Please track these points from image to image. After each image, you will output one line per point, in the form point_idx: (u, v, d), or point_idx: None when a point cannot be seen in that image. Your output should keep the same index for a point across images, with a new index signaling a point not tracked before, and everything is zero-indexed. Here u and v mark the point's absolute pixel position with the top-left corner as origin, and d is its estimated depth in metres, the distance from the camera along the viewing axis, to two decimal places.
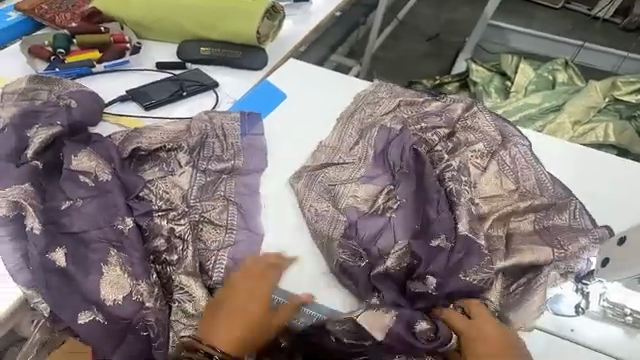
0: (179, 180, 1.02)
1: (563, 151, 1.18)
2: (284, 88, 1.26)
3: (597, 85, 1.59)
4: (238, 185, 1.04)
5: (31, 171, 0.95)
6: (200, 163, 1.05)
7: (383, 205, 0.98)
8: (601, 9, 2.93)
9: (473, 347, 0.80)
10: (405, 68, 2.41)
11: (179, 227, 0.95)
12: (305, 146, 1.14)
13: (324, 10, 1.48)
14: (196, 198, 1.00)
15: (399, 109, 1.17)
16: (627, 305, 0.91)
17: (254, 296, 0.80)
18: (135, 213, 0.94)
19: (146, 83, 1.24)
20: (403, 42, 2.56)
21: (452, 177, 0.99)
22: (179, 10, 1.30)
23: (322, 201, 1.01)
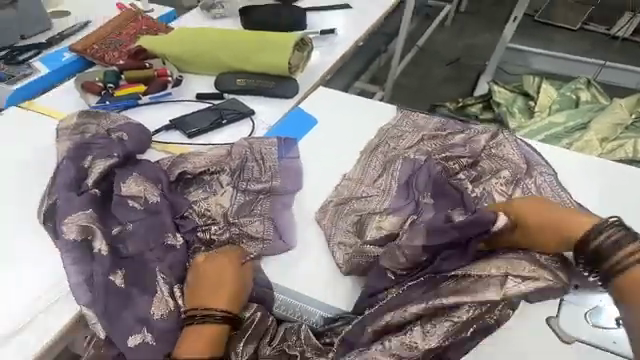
0: (221, 200, 1.10)
1: (594, 166, 1.19)
2: (315, 114, 1.34)
3: (621, 102, 1.61)
4: (274, 203, 1.12)
5: (92, 199, 1.05)
6: (240, 184, 1.13)
7: (408, 233, 0.99)
8: (620, 29, 2.97)
9: (525, 221, 0.87)
10: (427, 93, 2.47)
11: (222, 239, 1.04)
12: (333, 174, 1.21)
13: (349, 39, 1.55)
14: (235, 215, 1.07)
15: (422, 143, 1.22)
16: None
17: (212, 274, 0.93)
18: (182, 230, 1.05)
19: (189, 112, 1.35)
20: (425, 67, 2.62)
21: (481, 203, 1.03)
22: (217, 44, 1.40)
23: (347, 236, 1.04)
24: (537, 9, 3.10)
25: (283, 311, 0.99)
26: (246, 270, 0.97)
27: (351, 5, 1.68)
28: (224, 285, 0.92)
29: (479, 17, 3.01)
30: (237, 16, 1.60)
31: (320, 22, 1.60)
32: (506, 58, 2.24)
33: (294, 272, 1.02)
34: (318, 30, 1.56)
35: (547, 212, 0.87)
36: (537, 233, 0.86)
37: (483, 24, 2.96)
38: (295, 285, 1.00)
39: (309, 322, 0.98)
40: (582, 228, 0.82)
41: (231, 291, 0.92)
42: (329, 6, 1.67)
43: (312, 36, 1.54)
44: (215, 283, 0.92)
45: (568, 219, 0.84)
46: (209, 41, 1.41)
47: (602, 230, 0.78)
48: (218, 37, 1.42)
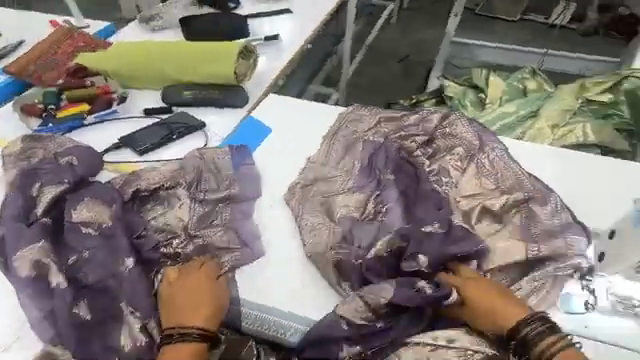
0: (180, 213, 1.10)
1: (553, 156, 1.19)
2: (269, 123, 1.32)
3: (566, 89, 1.60)
4: (234, 212, 1.13)
5: (42, 228, 1.00)
6: (198, 194, 1.14)
7: (373, 209, 1.07)
8: (557, 16, 3.03)
9: (473, 300, 0.91)
10: (381, 90, 2.49)
11: (187, 252, 1.06)
12: (287, 174, 1.21)
13: (295, 44, 1.53)
14: (196, 228, 1.10)
15: (380, 125, 1.23)
16: (635, 297, 0.93)
17: (190, 292, 0.95)
18: (143, 248, 1.04)
19: (138, 129, 1.31)
20: (376, 67, 2.63)
21: (437, 180, 1.08)
22: (159, 57, 1.37)
23: (317, 213, 1.11)
24: (478, 3, 3.14)
25: (253, 325, 1.01)
26: (220, 286, 0.99)
27: (292, 9, 1.65)
28: (201, 303, 0.94)
29: (423, 14, 3.03)
30: (177, 26, 1.55)
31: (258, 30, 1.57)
32: (454, 52, 2.26)
33: (263, 280, 1.04)
34: (262, 37, 1.53)
35: (488, 293, 0.91)
36: (479, 314, 0.90)
37: (428, 20, 2.99)
38: (263, 294, 1.02)
39: (280, 335, 0.99)
40: (514, 318, 0.88)
41: (207, 307, 0.94)
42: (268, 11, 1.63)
43: (256, 44, 1.52)
44: (191, 300, 0.94)
45: (503, 307, 0.90)
46: (152, 56, 1.37)
47: (531, 324, 0.86)
48: (161, 49, 1.38)
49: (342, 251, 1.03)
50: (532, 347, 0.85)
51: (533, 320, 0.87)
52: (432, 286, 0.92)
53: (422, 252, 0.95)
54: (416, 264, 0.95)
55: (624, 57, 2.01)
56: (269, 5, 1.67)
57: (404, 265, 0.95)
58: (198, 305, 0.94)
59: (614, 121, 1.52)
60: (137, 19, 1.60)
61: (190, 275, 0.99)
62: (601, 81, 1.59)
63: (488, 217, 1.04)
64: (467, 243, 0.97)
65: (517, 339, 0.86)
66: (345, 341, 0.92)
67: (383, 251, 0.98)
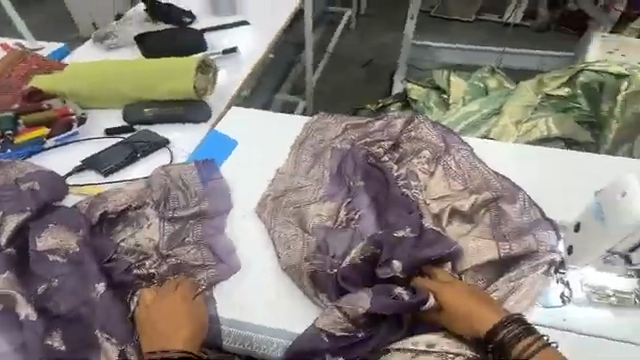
0: (149, 233, 1.08)
1: (518, 152, 1.21)
2: (234, 136, 1.30)
3: (526, 86, 1.61)
4: (206, 227, 1.11)
5: (6, 259, 0.99)
6: (167, 212, 1.11)
7: (345, 217, 1.06)
8: (511, 15, 3.06)
9: (449, 303, 0.90)
10: (345, 96, 2.50)
11: (161, 272, 1.04)
12: (256, 186, 1.19)
13: (254, 55, 1.51)
14: (168, 247, 1.07)
15: (347, 132, 1.22)
16: (609, 286, 0.97)
17: (167, 314, 0.94)
18: (116, 272, 1.02)
19: (101, 149, 1.27)
20: (337, 74, 2.63)
21: (406, 184, 1.08)
22: (115, 76, 1.33)
23: (290, 225, 1.09)
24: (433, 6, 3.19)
25: (236, 344, 1.00)
26: (198, 305, 0.97)
27: (248, 21, 1.62)
28: (178, 323, 0.93)
29: (380, 19, 3.04)
30: (132, 44, 1.52)
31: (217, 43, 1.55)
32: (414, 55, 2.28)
33: (240, 296, 1.02)
34: (220, 50, 1.51)
35: (464, 296, 0.91)
36: (457, 318, 0.90)
37: (388, 24, 3.01)
38: (239, 310, 1.00)
39: (266, 352, 0.98)
40: (491, 320, 0.88)
41: (185, 326, 0.93)
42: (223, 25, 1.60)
43: (214, 57, 1.49)
44: (168, 321, 0.93)
45: (479, 309, 0.89)
46: (109, 75, 1.34)
47: (507, 326, 0.86)
48: (118, 68, 1.35)
49: (316, 263, 1.02)
50: (510, 349, 0.85)
51: (510, 322, 0.87)
52: (409, 292, 0.92)
53: (396, 259, 0.95)
54: (390, 270, 0.94)
55: (577, 52, 2.06)
56: (226, 18, 1.64)
57: (379, 272, 0.95)
58: (175, 326, 0.93)
59: (575, 114, 1.53)
60: (93, 37, 1.56)
61: (164, 295, 0.98)
62: (557, 76, 1.59)
63: (459, 217, 1.04)
64: (440, 246, 0.97)
65: (495, 342, 0.86)
66: (328, 353, 0.92)
67: (359, 257, 0.98)
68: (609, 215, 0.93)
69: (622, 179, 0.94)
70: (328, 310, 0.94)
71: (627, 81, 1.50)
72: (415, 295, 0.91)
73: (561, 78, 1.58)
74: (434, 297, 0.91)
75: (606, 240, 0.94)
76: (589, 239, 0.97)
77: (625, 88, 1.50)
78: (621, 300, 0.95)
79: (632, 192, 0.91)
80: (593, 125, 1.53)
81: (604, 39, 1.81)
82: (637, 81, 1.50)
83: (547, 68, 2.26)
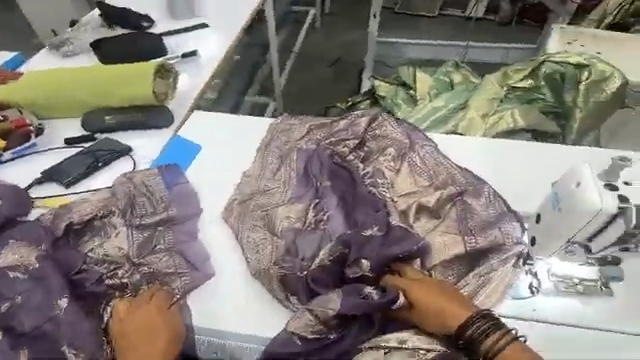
0: (117, 242, 1.06)
1: (479, 145, 1.22)
2: (199, 140, 1.28)
3: (492, 79, 1.62)
4: (177, 234, 1.09)
5: None
6: (134, 220, 1.09)
7: (314, 218, 1.05)
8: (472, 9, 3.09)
9: (419, 300, 0.89)
10: (313, 96, 2.49)
11: (133, 281, 1.02)
12: (221, 191, 1.18)
13: (215, 58, 1.50)
14: (138, 256, 1.05)
15: (312, 132, 1.21)
16: (575, 275, 0.97)
17: (140, 327, 0.93)
18: (87, 283, 0.99)
19: (61, 160, 1.25)
20: (305, 73, 2.63)
21: (373, 182, 1.07)
22: (72, 84, 1.30)
23: (258, 229, 1.08)
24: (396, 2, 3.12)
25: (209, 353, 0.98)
26: (172, 315, 0.96)
27: (208, 24, 1.60)
28: (152, 337, 0.92)
29: (344, 18, 3.03)
30: (90, 50, 1.49)
31: (179, 45, 1.53)
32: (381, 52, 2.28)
33: (214, 302, 1.00)
34: (179, 54, 1.49)
35: (434, 293, 0.90)
36: (427, 315, 0.89)
37: (353, 21, 3.01)
38: (207, 317, 0.98)
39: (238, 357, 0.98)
40: (460, 316, 0.87)
41: (159, 339, 0.92)
42: (183, 28, 1.58)
43: (174, 61, 1.47)
44: (142, 335, 0.93)
45: (449, 305, 0.88)
46: (65, 82, 1.30)
47: (476, 322, 0.85)
48: (75, 75, 1.31)
49: (285, 266, 1.00)
50: (479, 346, 0.84)
51: (478, 318, 0.85)
52: (379, 292, 0.91)
53: (365, 257, 0.94)
54: (358, 269, 0.94)
55: (537, 44, 2.08)
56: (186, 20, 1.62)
57: (347, 271, 0.94)
58: (149, 339, 0.92)
59: (540, 105, 1.55)
60: (48, 45, 1.52)
61: (138, 306, 0.96)
62: (520, 69, 1.60)
63: (425, 213, 1.04)
64: (408, 243, 0.95)
65: (464, 339, 0.85)
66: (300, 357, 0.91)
67: (327, 259, 0.95)
68: (565, 205, 0.89)
69: (580, 168, 0.90)
70: (299, 313, 0.93)
71: (588, 71, 1.52)
72: (385, 294, 0.90)
73: (524, 70, 1.59)
74: (404, 295, 0.90)
75: (564, 231, 0.90)
76: (550, 229, 0.93)
77: (585, 78, 1.52)
78: (587, 288, 0.96)
79: (586, 182, 0.87)
80: (559, 115, 1.53)
81: (562, 30, 1.83)
82: (597, 71, 1.51)
83: (510, 61, 2.27)
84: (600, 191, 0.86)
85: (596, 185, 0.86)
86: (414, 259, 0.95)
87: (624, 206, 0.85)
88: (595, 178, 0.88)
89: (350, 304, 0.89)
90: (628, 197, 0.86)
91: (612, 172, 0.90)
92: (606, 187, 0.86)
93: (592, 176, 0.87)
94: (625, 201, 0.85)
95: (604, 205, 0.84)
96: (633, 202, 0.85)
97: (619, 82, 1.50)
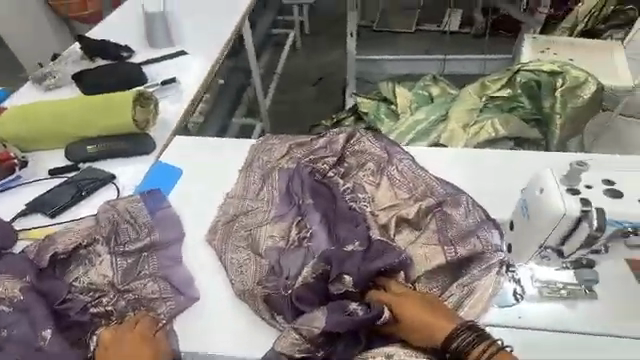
0: (102, 269, 1.06)
1: (457, 156, 1.23)
2: (182, 165, 1.29)
3: (470, 90, 1.64)
4: (161, 259, 1.09)
5: None
6: (118, 248, 1.09)
7: (297, 236, 1.05)
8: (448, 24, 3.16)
9: (404, 314, 0.89)
10: (300, 115, 2.51)
11: (119, 308, 1.01)
12: (203, 213, 1.19)
13: (194, 83, 1.52)
14: (123, 282, 1.05)
15: (292, 151, 1.23)
16: (558, 280, 0.97)
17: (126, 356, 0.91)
18: (71, 312, 0.99)
19: (46, 190, 1.26)
20: (291, 93, 2.66)
21: (353, 197, 1.08)
22: (52, 116, 1.32)
23: (241, 250, 1.08)
24: (374, 20, 3.19)
25: None
26: (158, 342, 0.94)
27: (187, 50, 1.64)
28: None
29: (325, 38, 3.08)
30: (72, 82, 1.52)
31: (160, 72, 1.56)
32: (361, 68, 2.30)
33: (201, 322, 1.01)
34: (159, 81, 1.51)
35: (418, 306, 0.89)
36: (413, 329, 0.88)
37: (334, 41, 3.06)
38: (194, 340, 0.98)
39: None
40: (445, 329, 0.86)
41: None
42: (164, 56, 1.61)
43: (153, 89, 1.49)
44: None
45: (434, 318, 0.87)
46: (45, 115, 1.32)
47: (460, 334, 0.85)
48: (54, 107, 1.33)
49: (270, 285, 1.00)
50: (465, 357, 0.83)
51: (462, 330, 0.85)
52: (364, 308, 0.90)
53: (346, 273, 0.93)
54: (342, 286, 0.93)
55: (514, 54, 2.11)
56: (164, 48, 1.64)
57: (331, 288, 0.93)
58: None
59: (520, 113, 1.55)
60: (31, 78, 1.54)
61: (123, 335, 0.94)
62: (497, 78, 1.63)
63: (405, 225, 1.05)
64: (389, 256, 0.96)
65: (450, 351, 0.84)
66: None
67: (310, 276, 0.94)
68: (533, 212, 0.90)
69: (543, 174, 0.91)
70: (285, 332, 0.91)
71: (562, 78, 1.56)
72: (369, 310, 0.89)
73: (501, 80, 1.62)
74: (389, 309, 0.90)
75: (535, 237, 0.91)
76: (524, 235, 0.94)
77: (561, 84, 1.55)
78: (571, 292, 0.96)
79: (549, 189, 0.88)
80: (539, 122, 1.54)
81: (534, 40, 1.87)
82: (571, 77, 1.56)
83: (488, 72, 2.31)
84: (563, 195, 0.86)
85: (559, 189, 0.87)
86: (395, 272, 0.96)
87: (587, 209, 0.85)
88: (558, 183, 0.88)
89: (335, 320, 0.88)
90: (590, 200, 0.86)
91: (573, 177, 0.89)
92: (569, 192, 0.87)
93: (555, 182, 0.88)
94: (587, 204, 0.85)
95: (568, 209, 0.85)
96: (594, 205, 0.85)
97: (594, 87, 1.54)
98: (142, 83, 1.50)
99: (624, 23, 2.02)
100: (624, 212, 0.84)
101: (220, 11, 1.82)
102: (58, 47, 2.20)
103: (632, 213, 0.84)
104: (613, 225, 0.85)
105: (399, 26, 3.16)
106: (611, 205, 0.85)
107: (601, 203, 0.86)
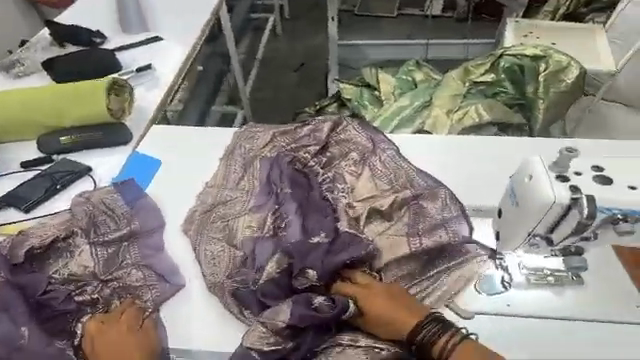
0: (81, 259, 1.02)
1: (443, 143, 1.22)
2: (158, 154, 1.26)
3: (453, 74, 1.62)
4: (142, 248, 1.05)
5: None
6: (95, 238, 1.05)
7: (273, 225, 1.01)
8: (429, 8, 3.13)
9: (370, 307, 0.88)
10: (283, 102, 2.47)
11: (104, 296, 0.99)
12: (182, 204, 1.15)
13: (170, 70, 1.48)
14: (105, 272, 1.01)
15: (275, 139, 1.19)
16: (545, 266, 0.98)
17: (113, 349, 0.88)
18: (55, 302, 0.95)
19: (19, 183, 1.22)
20: (272, 80, 2.61)
21: (330, 188, 1.07)
22: (22, 106, 1.26)
23: (216, 241, 1.04)
24: (354, 4, 3.14)
25: None
26: (146, 332, 0.92)
27: (162, 36, 1.59)
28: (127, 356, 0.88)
29: (304, 22, 3.03)
30: (42, 70, 1.46)
31: (135, 59, 1.51)
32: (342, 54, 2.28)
33: (185, 307, 0.98)
34: (134, 68, 1.47)
35: (385, 298, 0.88)
36: (378, 322, 0.87)
37: (315, 25, 3.01)
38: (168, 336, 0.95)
39: None
40: (411, 321, 0.85)
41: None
42: (138, 42, 1.56)
43: (128, 76, 1.45)
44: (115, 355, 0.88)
45: (401, 311, 0.87)
46: (13, 102, 1.27)
47: (426, 326, 0.85)
48: (19, 97, 1.27)
49: (244, 274, 0.97)
50: (430, 350, 0.84)
51: (428, 322, 0.85)
52: (329, 301, 0.88)
53: (310, 267, 0.91)
54: (306, 281, 0.91)
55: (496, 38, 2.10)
56: (139, 34, 1.59)
57: (295, 283, 0.91)
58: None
59: (503, 98, 1.54)
60: None
61: (109, 327, 0.91)
62: (480, 63, 1.61)
63: (376, 215, 1.02)
64: (355, 248, 0.93)
65: (415, 345, 0.85)
66: None
67: (275, 272, 0.92)
68: (522, 199, 0.90)
69: (531, 161, 0.91)
70: (252, 326, 0.89)
71: (545, 63, 1.56)
72: (334, 303, 0.87)
73: (484, 65, 1.60)
74: (354, 303, 0.88)
75: (524, 223, 0.90)
76: (513, 222, 0.93)
77: (544, 69, 1.55)
78: (558, 279, 0.96)
79: (538, 176, 0.87)
80: (523, 106, 1.54)
81: (516, 24, 1.86)
82: (554, 62, 1.55)
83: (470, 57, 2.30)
84: (552, 182, 0.86)
85: (548, 176, 0.87)
86: (362, 263, 0.94)
87: (577, 196, 0.84)
88: (546, 170, 0.88)
89: (298, 312, 0.86)
90: (579, 187, 0.85)
91: (562, 164, 0.88)
92: (558, 179, 0.86)
93: (544, 168, 0.88)
94: (577, 192, 0.84)
95: (557, 196, 0.84)
96: (584, 192, 0.84)
97: (577, 71, 1.54)
98: (116, 70, 1.46)
99: (605, 6, 2.04)
100: (615, 199, 0.83)
101: None
102: (28, 32, 2.13)
103: (622, 200, 0.83)
104: (604, 212, 0.83)
105: (380, 10, 3.13)
106: (601, 192, 0.84)
107: (590, 190, 0.84)
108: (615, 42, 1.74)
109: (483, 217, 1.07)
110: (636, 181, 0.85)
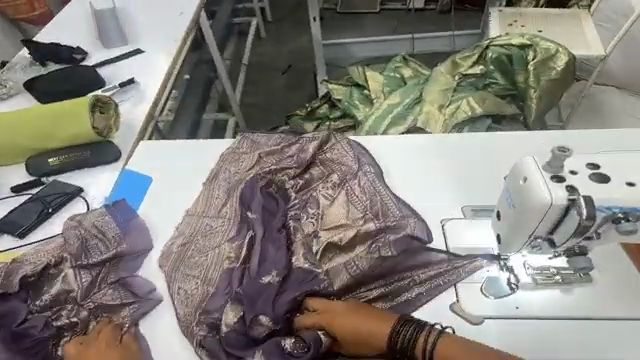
0: (60, 285, 1.00)
1: (434, 144, 1.20)
2: (148, 171, 1.24)
3: (440, 69, 1.60)
4: (123, 268, 1.04)
5: None
6: (81, 260, 1.02)
7: (246, 255, 0.99)
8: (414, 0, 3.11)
9: (340, 329, 0.86)
10: (275, 106, 2.45)
11: (82, 318, 0.96)
12: (173, 217, 1.13)
13: (154, 84, 1.46)
14: (84, 295, 0.99)
15: (262, 160, 1.18)
16: (551, 265, 0.96)
17: None
18: (34, 331, 0.93)
19: (12, 209, 1.20)
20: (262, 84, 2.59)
21: (297, 215, 1.07)
22: (6, 131, 1.25)
23: (190, 279, 1.00)
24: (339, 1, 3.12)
25: None
26: (127, 345, 0.90)
27: (143, 48, 1.57)
28: None
29: (289, 23, 3.01)
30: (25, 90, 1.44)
31: (115, 75, 1.49)
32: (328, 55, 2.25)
33: (166, 329, 0.95)
34: (117, 84, 1.46)
35: (351, 317, 0.87)
36: (355, 343, 0.86)
37: (300, 25, 2.99)
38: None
39: None
40: (384, 330, 0.84)
41: None
42: (116, 57, 1.54)
43: (112, 92, 1.43)
44: None
45: (371, 323, 0.85)
46: None
47: (399, 330, 0.84)
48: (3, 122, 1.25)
49: (213, 316, 0.93)
50: (413, 351, 0.82)
51: (400, 326, 0.84)
52: (296, 342, 0.87)
53: (261, 313, 0.90)
54: (263, 328, 0.89)
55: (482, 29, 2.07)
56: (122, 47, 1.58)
57: (252, 332, 0.89)
58: None
59: (494, 89, 1.53)
60: None
61: (87, 346, 0.89)
62: (468, 55, 1.60)
63: (335, 250, 1.01)
64: (309, 284, 0.93)
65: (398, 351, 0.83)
66: None
67: (233, 321, 0.90)
68: (518, 201, 0.88)
69: (524, 162, 0.89)
70: None
71: (533, 51, 1.54)
72: (306, 344, 0.86)
73: (472, 57, 1.59)
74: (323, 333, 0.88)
75: (524, 227, 0.88)
76: (511, 225, 0.91)
77: (533, 58, 1.53)
78: (566, 277, 0.95)
79: (532, 176, 0.86)
80: (515, 97, 1.53)
81: (501, 14, 1.83)
82: (541, 50, 1.54)
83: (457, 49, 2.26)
84: (548, 182, 0.84)
85: (542, 176, 0.85)
86: (323, 292, 0.93)
87: (574, 196, 0.82)
88: (541, 171, 0.86)
89: None
90: (576, 187, 0.83)
91: (556, 164, 0.86)
92: (553, 179, 0.84)
93: (537, 167, 0.86)
94: (573, 192, 0.83)
95: (553, 198, 0.82)
96: (582, 193, 0.82)
97: (566, 57, 1.51)
98: (99, 88, 1.44)
99: None
100: (612, 197, 0.82)
101: (175, 2, 1.74)
102: None
103: (619, 197, 0.82)
104: (603, 211, 0.81)
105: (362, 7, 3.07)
106: (597, 192, 0.83)
107: (588, 190, 0.83)
108: (602, 25, 1.74)
109: (481, 219, 1.03)
110: (634, 176, 0.84)
